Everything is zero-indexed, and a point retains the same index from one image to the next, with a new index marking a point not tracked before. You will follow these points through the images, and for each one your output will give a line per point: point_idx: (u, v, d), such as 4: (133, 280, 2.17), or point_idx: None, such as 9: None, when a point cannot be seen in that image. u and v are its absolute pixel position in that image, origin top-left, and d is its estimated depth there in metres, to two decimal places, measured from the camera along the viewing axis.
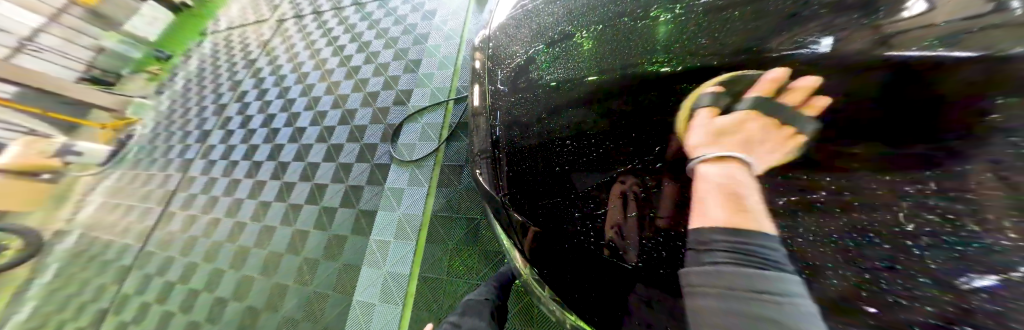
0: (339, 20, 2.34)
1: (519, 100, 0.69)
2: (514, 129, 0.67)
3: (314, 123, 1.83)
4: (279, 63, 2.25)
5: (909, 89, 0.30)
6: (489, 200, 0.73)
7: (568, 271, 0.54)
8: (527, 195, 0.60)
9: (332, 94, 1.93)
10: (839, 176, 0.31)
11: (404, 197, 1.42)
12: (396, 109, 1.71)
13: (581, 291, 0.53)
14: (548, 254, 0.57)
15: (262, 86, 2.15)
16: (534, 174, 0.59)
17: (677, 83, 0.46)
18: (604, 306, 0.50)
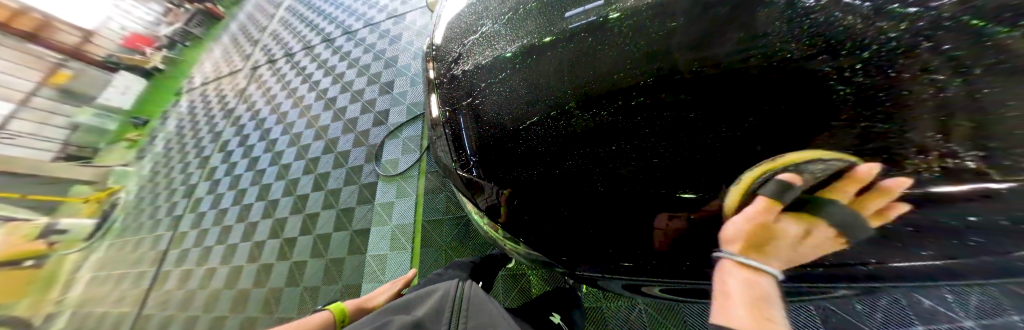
0: (311, 57, 2.41)
1: (471, 84, 0.76)
2: (475, 106, 0.72)
3: (299, 158, 1.86)
4: (257, 107, 2.28)
5: (784, 23, 0.42)
6: (455, 181, 0.73)
7: (536, 218, 0.57)
8: (497, 165, 0.63)
9: (312, 128, 1.97)
10: (774, 90, 0.38)
11: (394, 209, 1.44)
12: (376, 130, 1.75)
13: (549, 233, 0.57)
14: (516, 207, 0.60)
15: (244, 132, 2.18)
16: (500, 142, 0.64)
17: (618, 27, 0.59)
18: (573, 241, 0.55)
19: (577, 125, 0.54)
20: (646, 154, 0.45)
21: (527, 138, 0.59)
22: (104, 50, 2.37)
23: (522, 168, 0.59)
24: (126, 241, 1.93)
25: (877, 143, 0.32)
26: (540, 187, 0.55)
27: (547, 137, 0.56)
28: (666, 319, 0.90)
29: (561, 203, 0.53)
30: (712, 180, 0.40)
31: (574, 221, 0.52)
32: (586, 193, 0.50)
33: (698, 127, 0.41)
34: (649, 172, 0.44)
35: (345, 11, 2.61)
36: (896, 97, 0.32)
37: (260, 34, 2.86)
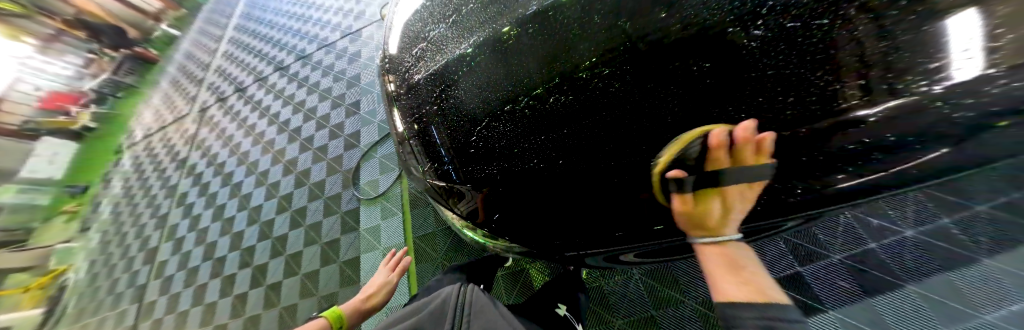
0: (266, 89, 2.27)
1: (429, 89, 0.75)
2: (437, 110, 0.72)
3: (269, 198, 1.75)
4: (213, 151, 2.11)
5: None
6: (432, 192, 0.73)
7: (518, 211, 0.58)
8: (469, 165, 0.63)
9: (279, 163, 1.86)
10: (699, 54, 0.44)
11: (382, 232, 1.39)
12: (350, 153, 1.68)
13: (533, 223, 0.58)
14: (495, 204, 0.60)
15: (202, 181, 2.01)
16: (468, 141, 0.64)
17: (553, 13, 0.62)
18: (558, 225, 0.56)
19: (539, 111, 0.55)
20: (602, 129, 0.48)
21: (494, 133, 0.60)
22: (17, 116, 2.05)
23: (495, 163, 0.59)
24: (84, 324, 1.73)
25: (783, 86, 0.40)
26: (513, 179, 0.57)
27: (513, 128, 0.58)
28: (663, 282, 0.96)
29: (537, 192, 0.54)
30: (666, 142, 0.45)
31: (553, 203, 0.54)
32: (557, 177, 0.52)
33: (637, 101, 0.47)
34: (608, 145, 0.48)
35: (295, 35, 2.48)
36: (789, 44, 0.40)
37: (203, 72, 2.65)
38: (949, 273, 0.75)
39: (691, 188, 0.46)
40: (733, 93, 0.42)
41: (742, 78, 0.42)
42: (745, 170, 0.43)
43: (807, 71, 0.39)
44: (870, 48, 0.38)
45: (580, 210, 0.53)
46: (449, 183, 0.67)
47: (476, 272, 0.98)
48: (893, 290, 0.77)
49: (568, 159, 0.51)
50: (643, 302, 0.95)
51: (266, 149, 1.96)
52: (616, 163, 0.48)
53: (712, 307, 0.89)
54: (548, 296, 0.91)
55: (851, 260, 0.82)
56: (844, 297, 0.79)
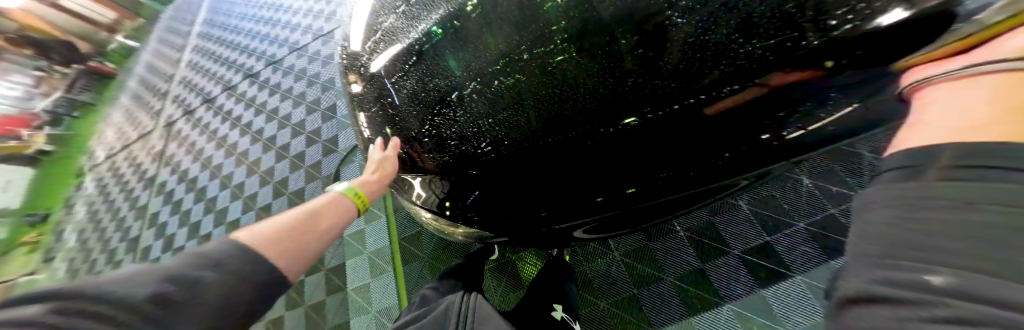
0: (236, 97, 2.16)
1: (399, 85, 0.75)
2: (409, 107, 0.73)
3: (247, 210, 1.68)
4: (183, 167, 2.01)
5: None
6: (423, 188, 0.76)
7: (509, 188, 0.64)
8: (447, 154, 0.68)
9: (255, 174, 1.79)
10: (634, 32, 0.50)
11: (366, 236, 1.36)
12: (329, 159, 1.64)
13: (523, 199, 0.64)
14: (486, 186, 0.66)
15: (174, 199, 1.91)
16: (444, 133, 0.68)
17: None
18: (544, 197, 0.62)
19: (510, 100, 0.60)
20: (568, 104, 0.55)
21: (469, 123, 0.65)
22: None
23: (472, 150, 0.65)
24: None
25: (705, 55, 0.46)
26: (488, 163, 0.64)
27: (488, 117, 0.63)
28: (643, 261, 1.00)
29: (524, 168, 0.61)
30: (621, 111, 0.52)
31: (537, 175, 0.60)
32: (539, 151, 0.58)
33: (592, 77, 0.53)
34: (577, 119, 0.55)
35: (263, 40, 2.36)
36: (705, 16, 0.46)
37: (167, 85, 2.50)
38: None
39: (650, 150, 0.53)
40: (668, 65, 0.48)
41: (673, 52, 0.48)
42: (693, 130, 0.50)
43: (725, 38, 0.45)
44: (776, 10, 0.43)
45: (548, 186, 0.60)
46: (427, 172, 0.73)
47: (462, 272, 0.98)
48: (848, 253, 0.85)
49: (546, 134, 0.58)
50: (625, 281, 0.99)
51: (239, 160, 1.88)
52: (577, 141, 0.55)
53: (688, 281, 0.95)
54: (540, 293, 0.91)
55: (813, 228, 0.90)
56: (805, 262, 0.88)
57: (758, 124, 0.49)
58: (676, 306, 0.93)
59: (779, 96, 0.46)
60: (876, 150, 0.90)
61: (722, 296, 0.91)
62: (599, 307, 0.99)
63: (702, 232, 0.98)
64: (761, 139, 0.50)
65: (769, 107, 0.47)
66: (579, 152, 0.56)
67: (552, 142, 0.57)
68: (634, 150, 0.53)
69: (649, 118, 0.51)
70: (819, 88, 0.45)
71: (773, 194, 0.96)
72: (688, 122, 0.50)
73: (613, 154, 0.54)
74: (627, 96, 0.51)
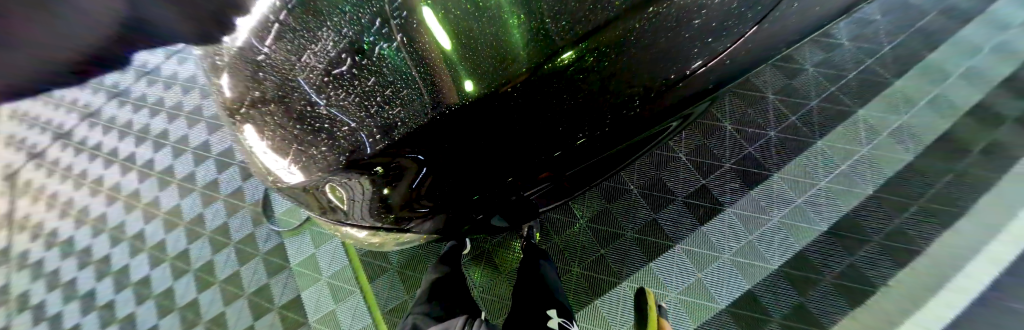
0: (68, 111, 1.56)
1: (257, 49, 0.50)
2: (281, 85, 0.48)
3: (137, 254, 1.34)
4: (9, 231, 1.43)
5: None
6: (357, 189, 0.50)
7: (462, 168, 0.49)
8: (357, 138, 0.45)
9: (136, 210, 1.39)
10: None
11: (320, 261, 1.21)
12: (251, 184, 1.38)
13: (476, 174, 0.51)
14: (434, 169, 0.48)
15: (10, 277, 1.37)
16: (345, 114, 0.45)
17: None
18: (506, 166, 0.52)
19: (420, 61, 0.43)
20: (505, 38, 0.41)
21: (372, 99, 0.44)
22: None
23: (394, 128, 0.44)
24: None
25: None
26: (420, 140, 0.44)
27: (385, 87, 0.44)
28: (606, 223, 1.06)
29: (471, 139, 0.45)
30: (570, 42, 0.40)
31: (492, 142, 0.47)
32: (484, 113, 0.43)
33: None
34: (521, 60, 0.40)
35: None
36: None
37: None
38: (800, 158, 1.02)
39: (607, 85, 0.45)
40: None
41: None
42: (651, 55, 0.44)
43: None
44: None
45: (485, 165, 0.50)
46: (339, 169, 0.46)
47: (443, 287, 0.96)
48: (765, 182, 1.03)
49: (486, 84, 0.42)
50: (592, 244, 1.05)
51: (103, 194, 1.42)
52: (482, 110, 0.43)
53: (646, 232, 1.04)
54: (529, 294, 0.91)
55: (739, 166, 1.04)
56: (735, 196, 1.03)
57: (640, 80, 0.46)
58: (639, 256, 1.03)
59: (653, 51, 0.44)
60: (776, 91, 1.06)
61: (675, 239, 1.03)
62: (574, 272, 1.04)
63: (652, 186, 1.07)
64: (644, 98, 0.49)
65: (645, 63, 0.45)
66: (536, 105, 0.44)
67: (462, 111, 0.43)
68: (585, 100, 0.46)
69: (576, 70, 0.42)
70: (678, 42, 0.44)
71: (705, 142, 1.07)
72: (641, 46, 0.43)
73: (569, 97, 0.45)
74: (516, 48, 0.41)
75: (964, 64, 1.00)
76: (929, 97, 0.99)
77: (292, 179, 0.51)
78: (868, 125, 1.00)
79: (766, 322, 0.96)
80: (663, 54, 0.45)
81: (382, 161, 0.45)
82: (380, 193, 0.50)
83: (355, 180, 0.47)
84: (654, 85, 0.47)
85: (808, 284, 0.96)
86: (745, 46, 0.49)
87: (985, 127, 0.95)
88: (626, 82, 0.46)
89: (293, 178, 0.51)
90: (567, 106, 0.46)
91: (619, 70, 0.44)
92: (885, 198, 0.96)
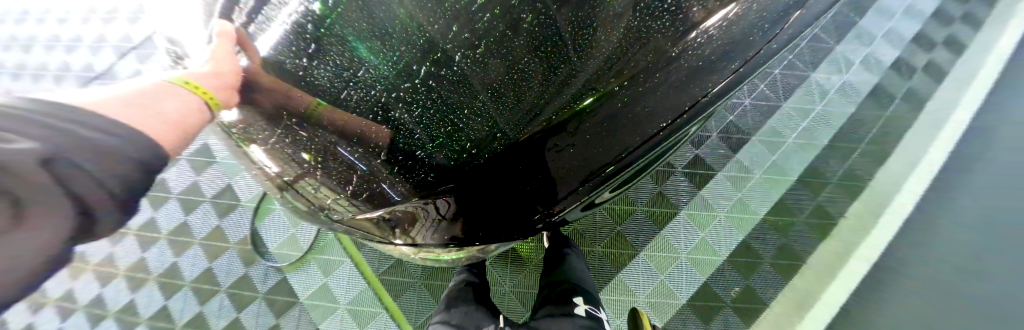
0: None
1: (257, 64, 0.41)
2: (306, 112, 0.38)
3: (99, 323, 1.15)
4: None
5: None
6: (410, 217, 0.42)
7: (509, 193, 0.41)
8: (416, 167, 0.38)
9: (86, 273, 1.19)
10: None
11: (333, 291, 1.14)
12: (232, 221, 1.23)
13: (526, 200, 0.43)
14: (490, 193, 0.40)
15: None
16: (419, 136, 0.37)
17: None
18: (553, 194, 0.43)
19: (504, 68, 0.35)
20: (573, 41, 0.35)
21: (453, 117, 0.36)
22: None
23: (487, 142, 0.37)
24: None
25: None
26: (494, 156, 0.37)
27: (462, 101, 0.36)
28: (619, 203, 1.13)
29: (528, 162, 0.38)
30: (638, 52, 0.36)
31: (546, 165, 0.39)
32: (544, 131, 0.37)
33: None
34: (590, 68, 0.35)
35: None
36: None
37: None
38: (771, 121, 1.18)
39: (680, 93, 0.38)
40: None
41: None
42: (724, 57, 0.39)
43: None
44: None
45: (532, 194, 0.42)
46: (376, 207, 0.41)
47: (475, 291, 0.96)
48: (746, 145, 1.17)
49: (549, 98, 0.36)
50: (609, 224, 1.12)
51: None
52: (529, 154, 0.38)
53: (655, 205, 1.14)
54: (552, 277, 0.90)
55: (725, 134, 1.18)
56: (723, 161, 1.17)
57: (685, 95, 0.39)
58: (651, 227, 1.13)
59: (687, 70, 0.38)
60: None
61: (679, 207, 1.14)
62: (595, 251, 1.11)
63: None
64: (695, 109, 0.40)
65: (694, 77, 0.38)
66: (598, 120, 0.37)
67: (515, 149, 0.37)
68: (657, 109, 0.38)
69: (645, 78, 0.36)
70: (710, 56, 0.38)
71: None
72: (712, 48, 0.38)
73: (642, 107, 0.38)
74: (546, 92, 0.35)
75: (884, 27, 1.21)
76: (861, 58, 1.19)
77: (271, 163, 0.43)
78: (819, 86, 1.18)
79: (759, 264, 1.12)
80: (733, 53, 0.39)
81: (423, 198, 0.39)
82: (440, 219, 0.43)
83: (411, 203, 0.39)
84: (699, 100, 0.40)
85: (786, 227, 1.14)
86: (799, 35, 0.46)
87: (902, 78, 1.17)
88: (702, 85, 0.39)
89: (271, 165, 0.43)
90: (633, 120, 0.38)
91: (691, 77, 0.38)
92: (836, 146, 1.16)
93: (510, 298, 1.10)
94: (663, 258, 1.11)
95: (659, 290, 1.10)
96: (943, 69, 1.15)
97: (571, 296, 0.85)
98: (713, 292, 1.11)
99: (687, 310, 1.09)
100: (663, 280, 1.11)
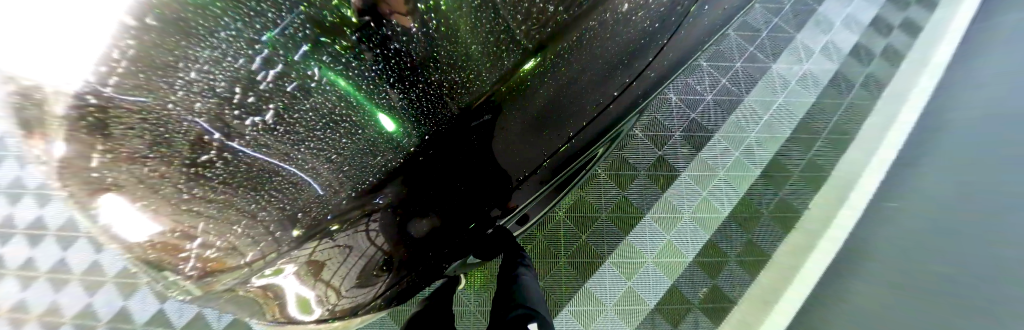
0: None
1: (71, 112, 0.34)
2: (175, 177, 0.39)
3: None
4: None
5: None
6: (342, 257, 0.44)
7: (437, 205, 0.50)
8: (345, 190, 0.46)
9: (30, 323, 1.14)
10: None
11: None
12: None
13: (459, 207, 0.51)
14: (428, 205, 0.49)
15: None
16: (360, 167, 0.47)
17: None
18: (478, 200, 0.51)
19: (440, 86, 0.47)
20: (474, 88, 0.47)
21: (387, 147, 0.47)
22: None
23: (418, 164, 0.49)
24: None
25: (592, 13, 0.45)
26: (426, 178, 0.49)
27: (406, 118, 0.48)
28: (583, 210, 1.10)
29: (454, 175, 0.50)
30: (527, 91, 0.47)
31: (466, 177, 0.50)
32: (460, 152, 0.49)
33: (485, 56, 0.45)
34: (487, 107, 0.47)
35: None
36: None
37: None
38: (733, 116, 1.17)
39: (568, 115, 0.50)
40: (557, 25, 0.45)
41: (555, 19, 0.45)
42: (607, 85, 0.50)
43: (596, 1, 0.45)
44: None
45: (461, 201, 0.50)
46: (300, 233, 0.43)
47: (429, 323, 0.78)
48: (709, 143, 1.15)
49: (457, 127, 0.48)
50: (573, 233, 1.09)
51: None
52: (452, 166, 0.49)
53: (619, 210, 1.11)
54: (505, 306, 0.79)
55: (687, 133, 1.16)
56: (686, 161, 1.14)
57: (582, 106, 0.50)
58: (617, 234, 1.10)
59: (581, 84, 0.49)
60: (709, 59, 1.18)
61: (644, 210, 1.12)
62: (560, 263, 1.08)
63: (618, 166, 1.13)
64: (593, 122, 0.52)
65: (581, 101, 0.49)
66: (503, 141, 0.49)
67: (438, 165, 0.49)
68: (551, 126, 0.50)
69: (536, 107, 0.48)
70: (600, 72, 0.48)
71: (658, 116, 1.15)
72: (594, 80, 0.49)
73: (537, 126, 0.49)
74: (458, 125, 0.48)
75: (842, 16, 1.21)
76: (821, 47, 1.19)
77: (132, 235, 0.36)
78: (780, 76, 1.18)
79: (725, 262, 1.11)
80: (615, 80, 0.50)
81: (362, 212, 0.46)
82: (350, 257, 0.45)
83: (360, 238, 0.45)
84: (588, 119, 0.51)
85: (751, 223, 1.13)
86: (683, 61, 0.58)
87: (862, 65, 1.17)
88: (589, 106, 0.50)
89: (139, 233, 0.36)
90: (535, 136, 0.49)
91: (579, 102, 0.49)
92: (798, 138, 1.15)
93: (474, 317, 1.07)
94: (629, 265, 1.09)
95: (628, 298, 1.08)
96: (901, 55, 1.15)
97: (526, 321, 0.71)
98: (681, 295, 1.09)
99: (656, 315, 1.08)
100: (631, 287, 1.09)
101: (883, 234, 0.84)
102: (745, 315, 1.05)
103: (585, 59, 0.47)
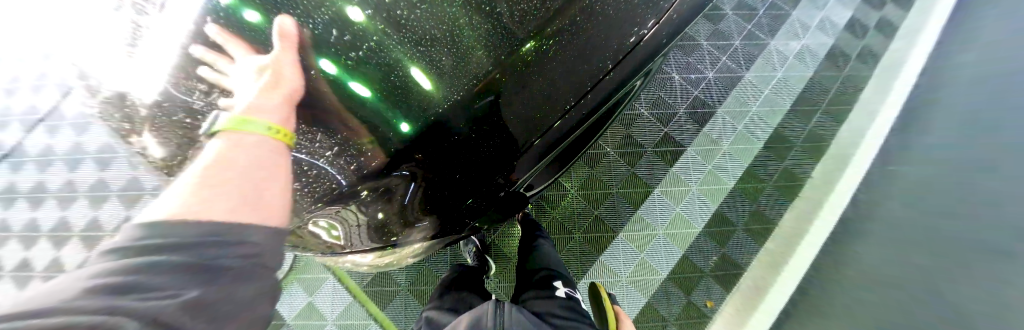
0: None
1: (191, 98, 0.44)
2: None
3: None
4: None
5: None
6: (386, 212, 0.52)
7: (458, 174, 0.50)
8: (365, 159, 0.47)
9: None
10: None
11: (321, 308, 1.13)
12: None
13: (479, 175, 0.52)
14: (449, 175, 0.50)
15: None
16: (374, 139, 0.47)
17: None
18: (498, 165, 0.52)
19: (453, 57, 0.46)
20: (486, 58, 0.46)
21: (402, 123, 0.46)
22: None
23: (437, 140, 0.47)
24: None
25: None
26: (443, 149, 0.48)
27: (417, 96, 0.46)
28: (594, 187, 1.14)
29: (472, 146, 0.49)
30: (541, 59, 0.47)
31: (483, 146, 0.49)
32: (476, 123, 0.48)
33: (494, 27, 0.46)
34: (499, 77, 0.46)
35: None
36: None
37: None
38: (735, 92, 1.21)
39: (581, 73, 0.50)
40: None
41: None
42: (620, 38, 0.50)
43: None
44: None
45: (480, 167, 0.51)
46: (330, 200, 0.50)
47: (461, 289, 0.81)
48: (713, 118, 1.20)
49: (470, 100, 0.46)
50: (586, 208, 1.13)
51: None
52: (468, 140, 0.48)
53: (628, 185, 1.15)
54: (528, 269, 0.86)
55: (691, 110, 1.20)
56: (690, 136, 1.19)
57: (593, 63, 0.50)
58: (628, 208, 1.15)
59: (590, 41, 0.49)
60: (709, 38, 1.23)
61: (653, 185, 1.16)
62: (573, 238, 1.12)
63: (626, 144, 1.17)
64: (604, 81, 0.52)
65: (595, 56, 0.50)
66: (518, 108, 0.49)
67: (455, 141, 0.48)
68: (566, 85, 0.50)
69: (549, 71, 0.48)
70: (612, 27, 0.50)
71: (661, 94, 1.19)
72: (604, 38, 0.50)
73: (552, 88, 0.49)
74: (471, 100, 0.46)
75: None
76: (817, 22, 1.24)
77: None
78: (778, 52, 1.23)
79: (733, 231, 1.15)
80: (627, 33, 0.51)
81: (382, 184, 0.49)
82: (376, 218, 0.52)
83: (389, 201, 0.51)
84: (606, 72, 0.51)
85: (757, 193, 1.17)
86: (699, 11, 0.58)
87: (857, 38, 1.22)
88: (604, 61, 0.50)
89: None
90: (552, 96, 0.50)
91: (592, 60, 0.50)
92: (798, 109, 1.20)
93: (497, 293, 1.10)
94: (641, 237, 1.14)
95: (642, 269, 1.13)
96: (894, 26, 1.20)
97: (550, 281, 0.81)
98: (693, 264, 1.14)
99: (669, 284, 1.13)
100: (644, 258, 1.13)
101: (882, 210, 0.83)
102: (756, 278, 1.08)
103: (593, 20, 0.49)
